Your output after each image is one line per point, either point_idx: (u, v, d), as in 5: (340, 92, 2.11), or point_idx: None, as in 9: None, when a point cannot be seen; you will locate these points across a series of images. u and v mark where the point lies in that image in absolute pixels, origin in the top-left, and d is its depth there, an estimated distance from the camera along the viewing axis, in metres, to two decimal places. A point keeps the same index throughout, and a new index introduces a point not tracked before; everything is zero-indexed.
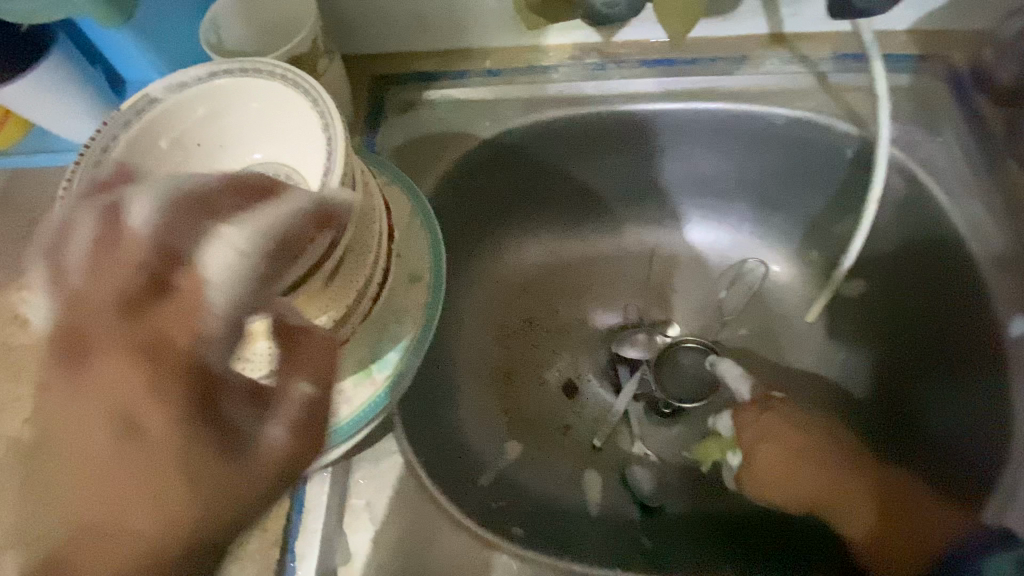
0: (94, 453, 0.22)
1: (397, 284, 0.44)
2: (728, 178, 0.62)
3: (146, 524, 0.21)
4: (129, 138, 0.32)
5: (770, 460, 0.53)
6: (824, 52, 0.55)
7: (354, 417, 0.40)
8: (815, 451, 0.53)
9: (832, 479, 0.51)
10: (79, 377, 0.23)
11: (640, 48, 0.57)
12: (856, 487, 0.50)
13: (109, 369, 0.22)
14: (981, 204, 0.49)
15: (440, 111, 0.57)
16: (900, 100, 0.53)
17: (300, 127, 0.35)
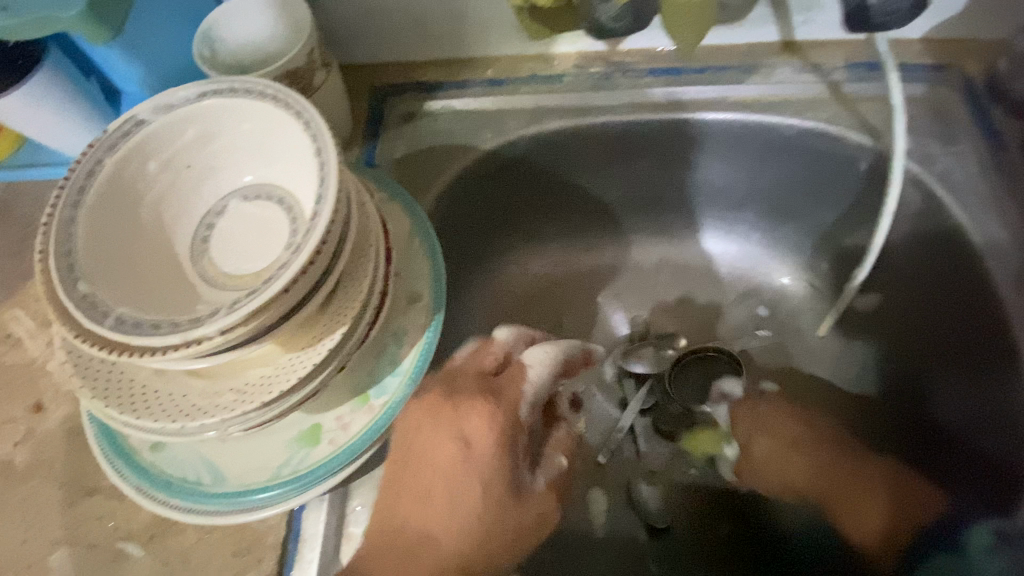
0: (452, 461, 0.38)
1: (395, 305, 0.42)
2: (737, 189, 0.60)
3: (488, 515, 0.38)
4: (115, 162, 0.31)
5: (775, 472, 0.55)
6: (837, 60, 0.54)
7: (351, 445, 0.38)
8: (803, 435, 0.56)
9: (834, 473, 0.53)
10: (455, 417, 0.38)
11: (646, 57, 0.56)
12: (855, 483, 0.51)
13: (477, 418, 0.38)
14: (1000, 220, 0.48)
15: (441, 122, 0.56)
16: (917, 109, 0.51)
17: (292, 150, 0.33)
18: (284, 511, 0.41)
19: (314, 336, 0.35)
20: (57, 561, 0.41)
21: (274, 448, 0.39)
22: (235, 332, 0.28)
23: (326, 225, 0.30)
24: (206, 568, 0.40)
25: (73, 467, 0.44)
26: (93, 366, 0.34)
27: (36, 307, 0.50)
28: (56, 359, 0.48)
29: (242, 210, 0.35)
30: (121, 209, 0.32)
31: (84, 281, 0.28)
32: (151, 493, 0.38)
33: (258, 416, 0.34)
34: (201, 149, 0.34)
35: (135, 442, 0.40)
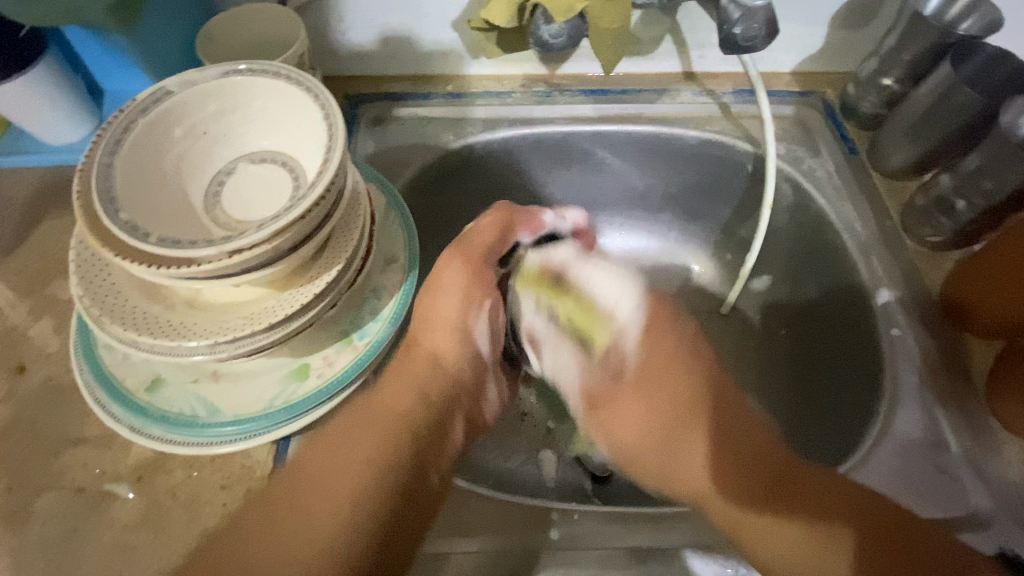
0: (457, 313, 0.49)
1: (374, 265, 0.49)
2: (656, 190, 0.72)
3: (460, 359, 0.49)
4: (146, 121, 0.37)
5: (628, 423, 0.47)
6: (726, 87, 0.68)
7: (337, 377, 0.44)
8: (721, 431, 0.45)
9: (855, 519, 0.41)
10: (466, 256, 0.52)
11: (579, 79, 0.68)
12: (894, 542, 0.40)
13: (454, 276, 0.50)
14: (853, 205, 0.61)
15: (407, 126, 0.65)
16: (786, 126, 0.66)
17: (300, 120, 0.41)
18: (271, 447, 0.46)
19: (310, 276, 0.41)
20: (44, 504, 0.43)
21: (265, 384, 0.44)
22: (258, 250, 0.35)
23: (335, 168, 0.37)
24: (195, 500, 0.43)
25: (58, 420, 0.46)
26: (108, 301, 0.39)
27: (20, 281, 0.53)
28: (38, 326, 0.50)
29: (250, 172, 0.42)
30: (146, 163, 0.38)
31: (124, 212, 0.34)
32: (145, 428, 0.42)
33: (262, 339, 0.40)
34: (216, 119, 0.41)
35: (129, 384, 0.43)
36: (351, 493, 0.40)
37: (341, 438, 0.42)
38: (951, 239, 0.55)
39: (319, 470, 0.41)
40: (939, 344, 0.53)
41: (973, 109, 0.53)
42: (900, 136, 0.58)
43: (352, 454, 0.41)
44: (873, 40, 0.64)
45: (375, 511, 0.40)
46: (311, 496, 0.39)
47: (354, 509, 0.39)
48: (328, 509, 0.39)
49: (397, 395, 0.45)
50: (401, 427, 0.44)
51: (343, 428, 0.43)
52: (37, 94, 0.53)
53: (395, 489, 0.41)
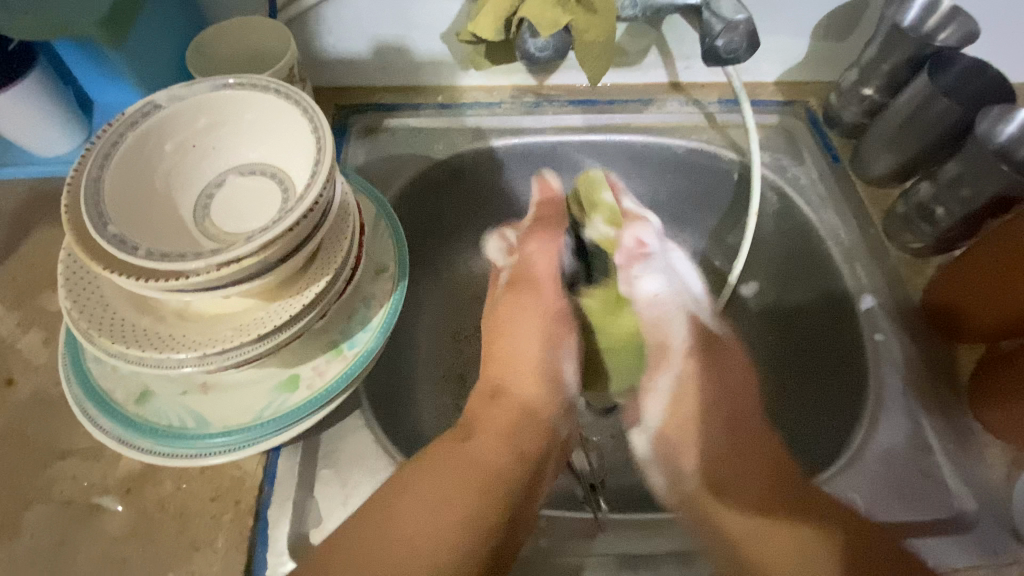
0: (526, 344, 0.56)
1: (365, 276, 0.50)
2: (645, 199, 0.73)
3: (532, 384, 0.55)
4: (135, 135, 0.38)
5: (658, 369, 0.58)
6: (712, 97, 0.69)
7: (326, 388, 0.44)
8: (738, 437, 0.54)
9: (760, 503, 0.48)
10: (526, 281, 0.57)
11: (567, 89, 0.69)
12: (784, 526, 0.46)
13: (515, 306, 0.57)
14: (837, 213, 0.62)
15: (398, 137, 0.65)
16: (770, 135, 0.67)
17: (290, 132, 0.41)
18: (261, 458, 0.46)
19: (298, 288, 0.42)
20: (32, 517, 0.43)
21: (254, 395, 0.44)
22: (247, 262, 0.35)
23: (324, 180, 0.38)
24: (184, 513, 0.43)
25: (45, 433, 0.46)
26: (97, 314, 0.39)
27: (8, 293, 0.53)
28: (27, 337, 0.50)
29: (239, 184, 0.43)
30: (134, 176, 0.38)
31: (112, 225, 0.35)
32: (133, 441, 0.42)
33: (251, 350, 0.40)
34: (205, 133, 0.41)
35: (118, 396, 0.43)
36: (432, 545, 0.44)
37: (422, 484, 0.46)
38: (932, 245, 0.57)
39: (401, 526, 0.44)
40: (923, 349, 0.54)
41: (951, 118, 0.54)
42: (882, 143, 0.59)
43: (420, 497, 0.45)
44: (854, 50, 0.65)
45: (466, 542, 0.45)
46: (398, 531, 0.44)
47: (439, 548, 0.44)
48: (414, 539, 0.44)
49: (488, 441, 0.51)
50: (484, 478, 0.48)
51: (429, 475, 0.47)
52: (25, 106, 0.53)
53: (473, 535, 0.45)
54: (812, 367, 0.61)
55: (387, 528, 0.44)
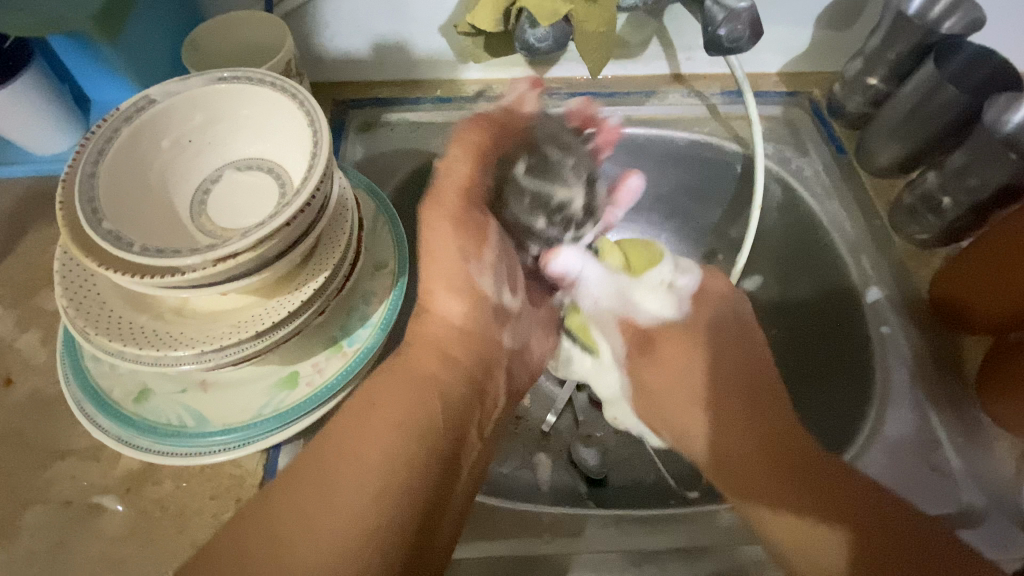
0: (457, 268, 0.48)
1: (364, 272, 0.49)
2: (647, 193, 0.72)
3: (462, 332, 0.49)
4: (130, 130, 0.37)
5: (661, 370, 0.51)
6: (713, 89, 0.68)
7: (326, 385, 0.44)
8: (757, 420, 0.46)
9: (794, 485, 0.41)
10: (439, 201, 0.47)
11: (567, 82, 0.68)
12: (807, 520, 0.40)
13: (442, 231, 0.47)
14: (842, 204, 0.61)
15: (396, 132, 0.65)
16: (774, 127, 0.66)
17: (288, 125, 0.41)
18: (261, 456, 0.45)
19: (296, 285, 0.41)
20: (31, 517, 0.42)
21: (254, 392, 0.44)
22: (243, 257, 0.35)
23: (321, 174, 0.37)
24: (184, 512, 0.43)
25: (44, 433, 0.46)
26: (94, 311, 0.39)
27: (6, 292, 0.52)
28: (25, 337, 0.50)
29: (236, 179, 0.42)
30: (129, 171, 0.38)
31: (108, 221, 0.34)
32: (132, 439, 0.42)
33: (250, 347, 0.39)
34: (201, 127, 0.41)
35: (116, 394, 0.43)
36: (374, 506, 0.37)
37: (359, 424, 0.40)
38: (937, 237, 0.56)
39: (343, 452, 0.39)
40: (929, 342, 0.53)
41: (955, 108, 0.53)
42: (887, 134, 0.58)
43: (374, 441, 0.39)
44: (857, 40, 0.64)
45: (413, 496, 0.39)
46: (349, 462, 0.38)
47: (368, 504, 0.37)
48: (344, 494, 0.37)
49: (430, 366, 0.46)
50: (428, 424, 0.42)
51: (374, 405, 0.41)
52: (22, 105, 0.53)
53: (415, 491, 0.39)
54: (816, 363, 0.60)
55: (328, 473, 0.38)
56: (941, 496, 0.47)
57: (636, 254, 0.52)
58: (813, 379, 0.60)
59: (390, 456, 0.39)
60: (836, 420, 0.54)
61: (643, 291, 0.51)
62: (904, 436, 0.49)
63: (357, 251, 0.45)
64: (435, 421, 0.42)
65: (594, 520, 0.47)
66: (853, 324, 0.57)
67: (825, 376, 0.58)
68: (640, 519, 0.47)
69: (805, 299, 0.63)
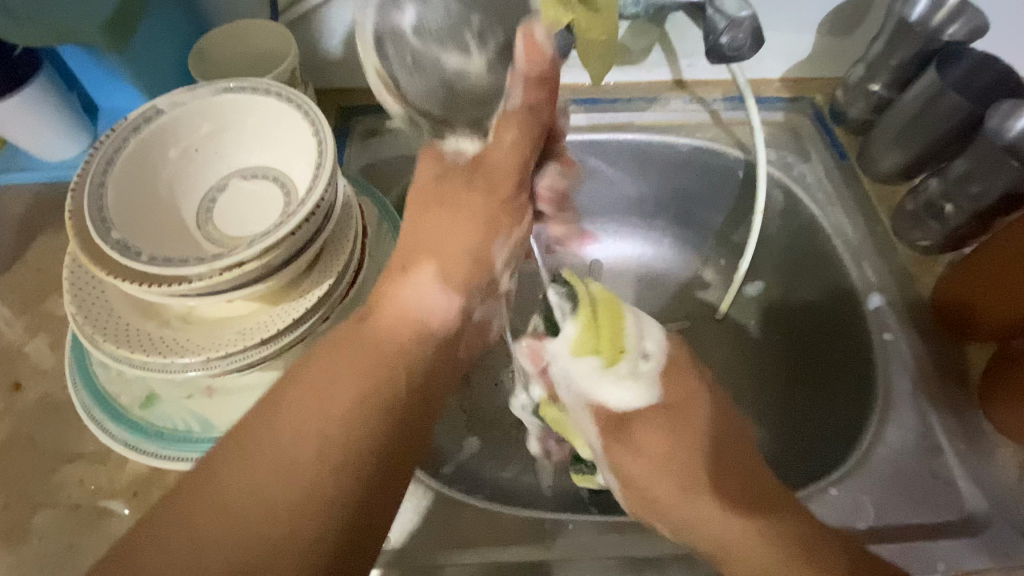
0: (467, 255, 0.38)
1: (367, 279, 0.50)
2: (649, 198, 0.72)
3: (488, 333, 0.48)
4: (138, 140, 0.38)
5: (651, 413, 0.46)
6: (716, 95, 0.68)
7: None
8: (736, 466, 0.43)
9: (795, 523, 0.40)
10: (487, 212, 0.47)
11: (570, 88, 0.68)
12: (749, 519, 0.40)
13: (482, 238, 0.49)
14: (844, 211, 0.61)
15: (400, 138, 0.65)
16: (776, 133, 0.67)
17: (293, 134, 0.41)
18: None
19: (301, 292, 0.42)
20: (40, 521, 0.43)
21: (259, 398, 0.44)
22: (249, 266, 0.35)
23: (325, 184, 0.38)
24: None
25: (52, 437, 0.46)
26: (103, 318, 0.39)
27: (15, 298, 0.53)
28: (34, 343, 0.51)
29: (242, 188, 0.43)
30: (140, 182, 0.39)
31: (116, 230, 0.35)
32: (139, 445, 0.42)
33: (256, 354, 0.40)
34: (206, 141, 0.42)
35: (124, 400, 0.44)
36: (307, 489, 0.29)
37: (299, 392, 0.33)
38: (940, 244, 0.56)
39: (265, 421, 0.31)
40: (932, 348, 0.53)
41: (957, 115, 0.53)
42: (889, 141, 0.58)
43: (311, 403, 0.32)
44: (859, 47, 0.64)
45: (354, 474, 0.31)
46: (280, 431, 0.31)
47: (300, 479, 0.30)
48: (271, 473, 0.29)
49: (387, 326, 0.37)
50: (378, 383, 0.34)
51: (320, 363, 0.34)
52: (33, 113, 0.53)
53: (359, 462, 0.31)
54: (820, 368, 0.60)
55: (250, 445, 0.30)
56: (943, 503, 0.47)
57: (608, 346, 0.46)
58: (816, 384, 0.60)
59: (335, 423, 0.32)
60: (840, 427, 0.54)
61: (604, 382, 0.46)
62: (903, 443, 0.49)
63: (361, 258, 0.46)
64: (388, 382, 0.35)
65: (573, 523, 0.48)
66: (856, 330, 0.56)
67: (829, 382, 0.58)
68: (620, 524, 0.48)
69: (808, 304, 0.63)
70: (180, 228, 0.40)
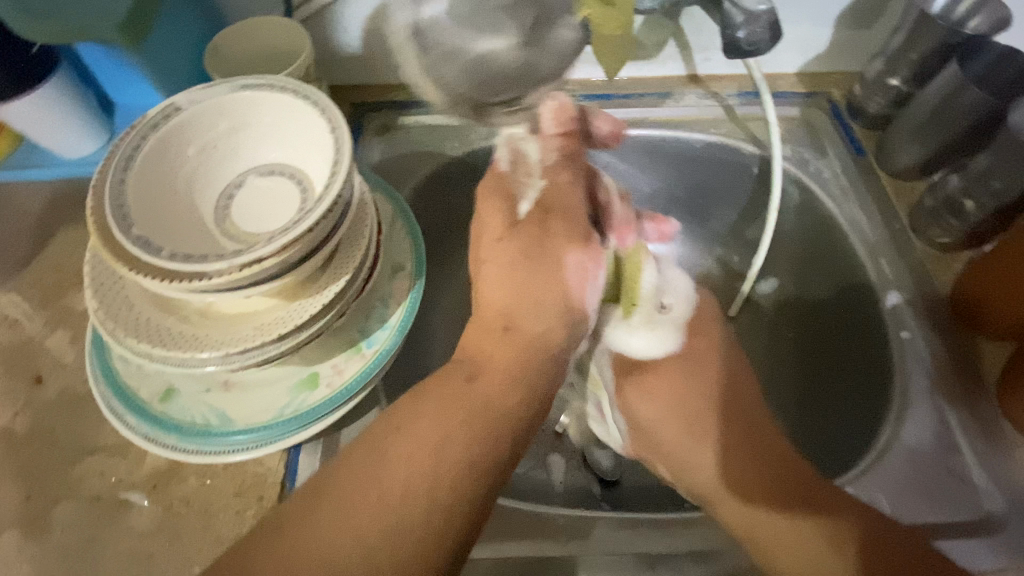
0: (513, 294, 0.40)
1: (381, 275, 0.50)
2: (662, 194, 0.72)
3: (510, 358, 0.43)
4: (157, 137, 0.38)
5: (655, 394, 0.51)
6: (730, 89, 0.68)
7: (345, 387, 0.45)
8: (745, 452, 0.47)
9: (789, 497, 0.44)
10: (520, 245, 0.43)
11: (582, 83, 0.68)
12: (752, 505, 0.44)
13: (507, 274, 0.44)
14: (861, 207, 0.61)
15: (412, 134, 0.65)
16: (791, 127, 0.66)
17: (309, 130, 0.41)
18: (282, 455, 0.46)
19: (317, 288, 0.42)
20: (62, 512, 0.44)
21: (276, 392, 0.45)
22: (267, 262, 0.35)
23: (342, 180, 0.38)
24: (208, 509, 0.44)
25: (73, 430, 0.47)
26: (123, 313, 0.40)
27: (35, 293, 0.54)
28: (54, 337, 0.51)
29: (258, 185, 0.43)
30: (156, 177, 0.39)
31: (136, 227, 0.35)
32: (158, 438, 0.43)
33: (273, 349, 0.40)
34: (218, 139, 0.42)
35: (143, 394, 0.44)
36: (399, 531, 0.34)
37: (396, 442, 0.36)
38: (959, 240, 0.55)
39: (364, 469, 0.35)
40: (949, 346, 0.52)
41: (979, 110, 0.52)
42: (908, 136, 0.57)
43: (407, 455, 0.36)
44: (877, 40, 0.63)
45: (442, 525, 0.35)
46: (372, 486, 0.35)
47: (395, 528, 0.34)
48: (370, 520, 0.34)
49: (490, 388, 0.39)
50: (473, 438, 0.37)
51: (408, 415, 0.38)
52: (50, 110, 0.54)
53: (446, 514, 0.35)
54: (834, 366, 0.59)
55: (350, 489, 0.35)
56: (960, 502, 0.46)
57: (625, 299, 0.52)
58: (831, 383, 0.59)
59: (425, 478, 0.35)
60: (854, 426, 0.54)
61: (622, 330, 0.53)
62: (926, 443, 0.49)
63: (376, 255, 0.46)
64: (484, 435, 0.38)
65: (604, 522, 0.48)
66: (872, 327, 0.56)
67: (844, 380, 0.58)
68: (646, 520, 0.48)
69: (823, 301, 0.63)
70: (198, 224, 0.41)
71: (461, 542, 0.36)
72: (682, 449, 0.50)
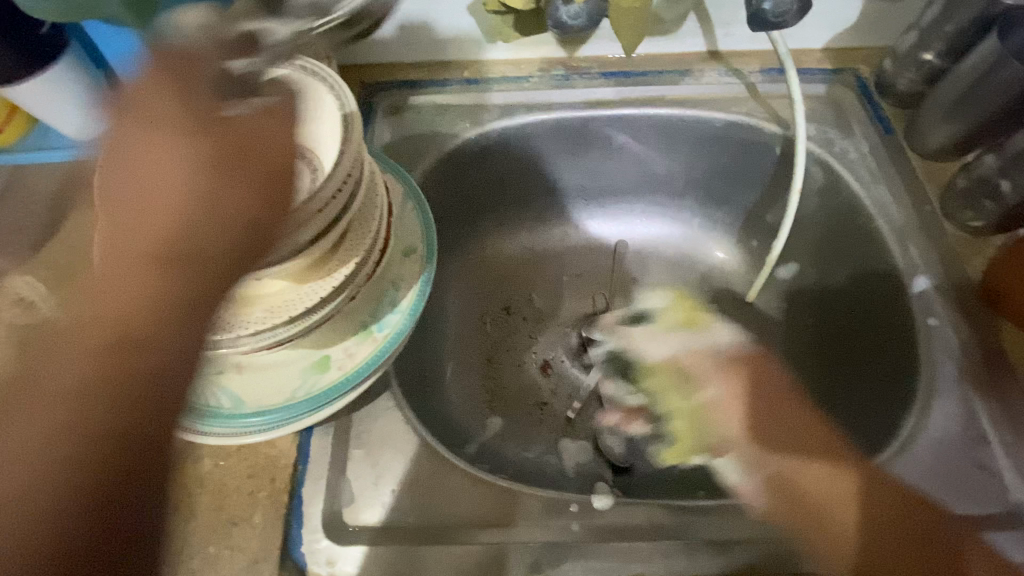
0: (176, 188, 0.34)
1: (392, 258, 0.49)
2: (678, 175, 0.70)
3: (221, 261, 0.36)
4: None
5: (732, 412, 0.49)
6: (753, 66, 0.66)
7: (356, 370, 0.44)
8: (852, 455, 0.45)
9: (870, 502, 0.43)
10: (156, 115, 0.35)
11: (599, 61, 0.66)
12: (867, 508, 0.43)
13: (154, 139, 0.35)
14: (889, 188, 0.59)
15: (424, 115, 0.64)
16: (817, 105, 0.63)
17: (319, 109, 0.41)
18: (294, 437, 0.46)
19: (327, 271, 0.41)
20: None
21: (286, 375, 0.44)
22: (276, 243, 0.35)
23: None
24: (222, 490, 0.44)
25: None
26: None
27: (50, 274, 0.54)
28: None
29: None
30: (138, 154, 0.34)
31: None
32: (171, 419, 0.43)
33: (283, 331, 0.40)
34: (187, 108, 0.36)
35: None
36: (67, 415, 0.28)
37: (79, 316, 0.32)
38: (993, 223, 0.53)
39: (92, 308, 0.32)
40: (979, 332, 0.51)
41: (1019, 86, 0.49)
42: (941, 113, 0.55)
43: (64, 347, 0.30)
44: (909, 13, 0.61)
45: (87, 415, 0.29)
46: (42, 380, 0.30)
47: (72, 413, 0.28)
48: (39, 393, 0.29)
49: (152, 288, 0.33)
50: (124, 324, 0.31)
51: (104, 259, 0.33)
52: (61, 90, 0.54)
53: (110, 402, 0.29)
54: (856, 354, 0.58)
55: (46, 356, 0.31)
56: (986, 495, 0.45)
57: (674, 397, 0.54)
58: (852, 370, 0.58)
59: (81, 368, 0.30)
60: (878, 417, 0.52)
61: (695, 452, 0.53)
62: (951, 436, 0.47)
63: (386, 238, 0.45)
64: (138, 303, 0.32)
65: (620, 508, 0.46)
66: (897, 314, 0.54)
67: (866, 368, 0.56)
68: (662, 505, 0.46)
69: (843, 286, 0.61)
70: None
71: (137, 443, 0.29)
72: (787, 445, 0.46)
